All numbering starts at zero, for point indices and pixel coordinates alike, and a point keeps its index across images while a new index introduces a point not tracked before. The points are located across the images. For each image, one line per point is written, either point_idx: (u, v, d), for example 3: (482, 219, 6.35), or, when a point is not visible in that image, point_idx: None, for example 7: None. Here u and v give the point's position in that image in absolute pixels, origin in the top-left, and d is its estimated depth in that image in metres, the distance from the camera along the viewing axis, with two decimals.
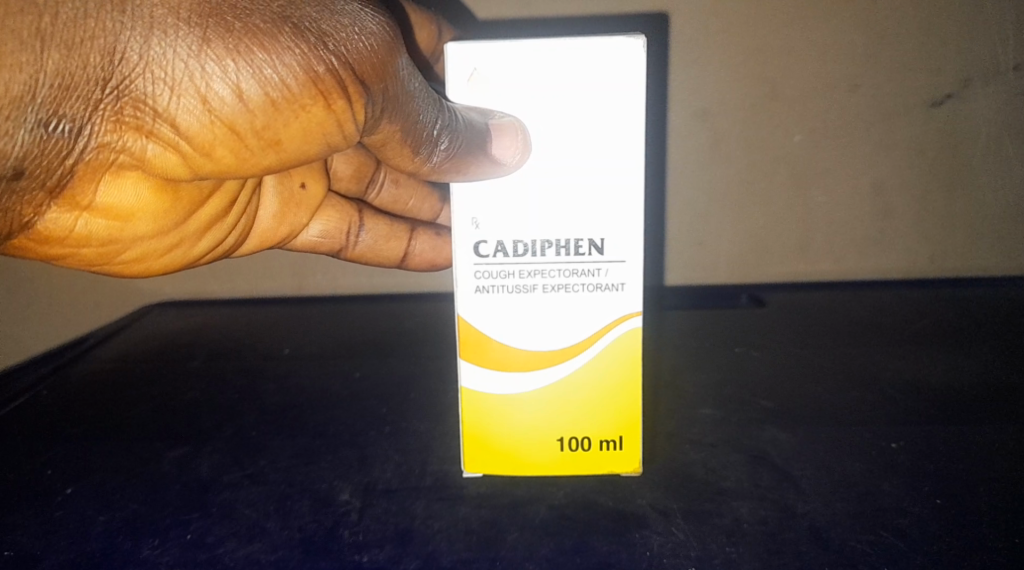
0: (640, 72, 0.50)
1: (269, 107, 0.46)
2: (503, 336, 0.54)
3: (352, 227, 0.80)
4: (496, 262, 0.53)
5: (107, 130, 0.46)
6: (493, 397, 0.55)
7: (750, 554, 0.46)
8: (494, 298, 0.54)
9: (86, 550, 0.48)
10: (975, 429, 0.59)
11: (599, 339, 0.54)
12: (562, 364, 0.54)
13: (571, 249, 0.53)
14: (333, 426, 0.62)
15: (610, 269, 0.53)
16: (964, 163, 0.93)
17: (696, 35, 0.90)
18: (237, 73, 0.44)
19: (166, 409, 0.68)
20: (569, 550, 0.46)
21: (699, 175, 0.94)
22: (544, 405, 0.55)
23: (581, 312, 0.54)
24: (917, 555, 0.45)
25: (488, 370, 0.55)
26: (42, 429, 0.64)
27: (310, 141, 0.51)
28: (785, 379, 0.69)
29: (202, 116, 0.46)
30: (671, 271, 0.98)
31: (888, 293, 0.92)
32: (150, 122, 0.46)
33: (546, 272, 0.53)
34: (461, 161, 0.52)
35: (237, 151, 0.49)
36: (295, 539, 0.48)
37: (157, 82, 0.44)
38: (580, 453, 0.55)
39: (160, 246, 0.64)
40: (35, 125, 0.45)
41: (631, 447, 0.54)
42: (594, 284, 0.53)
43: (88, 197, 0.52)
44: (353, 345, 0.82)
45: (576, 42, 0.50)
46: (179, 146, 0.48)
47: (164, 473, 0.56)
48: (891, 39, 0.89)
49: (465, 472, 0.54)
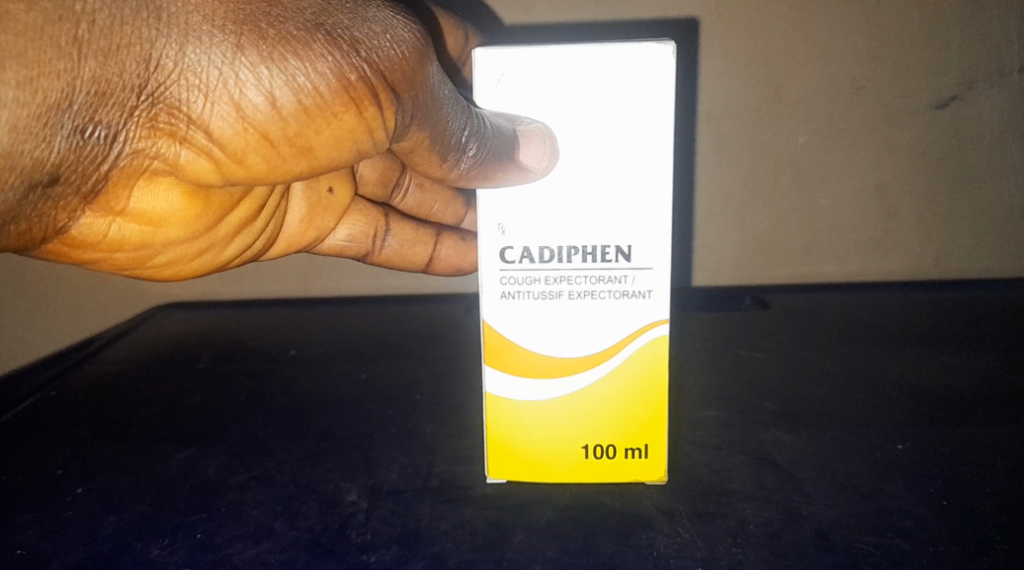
0: (670, 79, 0.50)
1: (302, 114, 0.47)
2: (530, 340, 0.55)
3: (378, 232, 0.80)
4: (522, 268, 0.54)
5: (142, 135, 0.47)
6: (519, 402, 0.55)
7: (755, 555, 0.46)
8: (519, 303, 0.54)
9: (95, 551, 0.48)
10: (979, 431, 0.59)
11: (625, 347, 0.54)
12: (588, 372, 0.54)
13: (598, 256, 0.53)
14: (339, 428, 0.63)
15: (637, 276, 0.53)
16: (969, 165, 0.93)
17: (699, 38, 0.90)
18: (270, 80, 0.45)
19: (173, 410, 0.68)
20: (576, 551, 0.47)
21: (704, 177, 0.94)
22: (570, 411, 0.55)
23: (608, 319, 0.54)
24: (922, 556, 0.45)
25: (514, 375, 0.55)
26: (51, 430, 0.65)
27: (342, 149, 0.51)
28: (788, 381, 0.70)
29: (235, 123, 0.46)
30: (677, 273, 0.98)
31: (892, 295, 0.93)
32: (184, 128, 0.46)
33: (572, 278, 0.53)
34: (487, 167, 0.53)
35: (269, 158, 0.49)
36: (302, 540, 0.48)
37: (191, 89, 0.44)
38: (605, 461, 0.55)
39: (187, 251, 0.65)
40: (71, 132, 0.45)
41: (655, 454, 0.54)
42: (622, 291, 0.54)
43: (121, 203, 0.53)
44: (359, 346, 0.82)
45: (606, 48, 0.50)
46: (212, 153, 0.49)
47: (171, 474, 0.56)
48: (894, 42, 0.89)
49: (488, 478, 0.54)
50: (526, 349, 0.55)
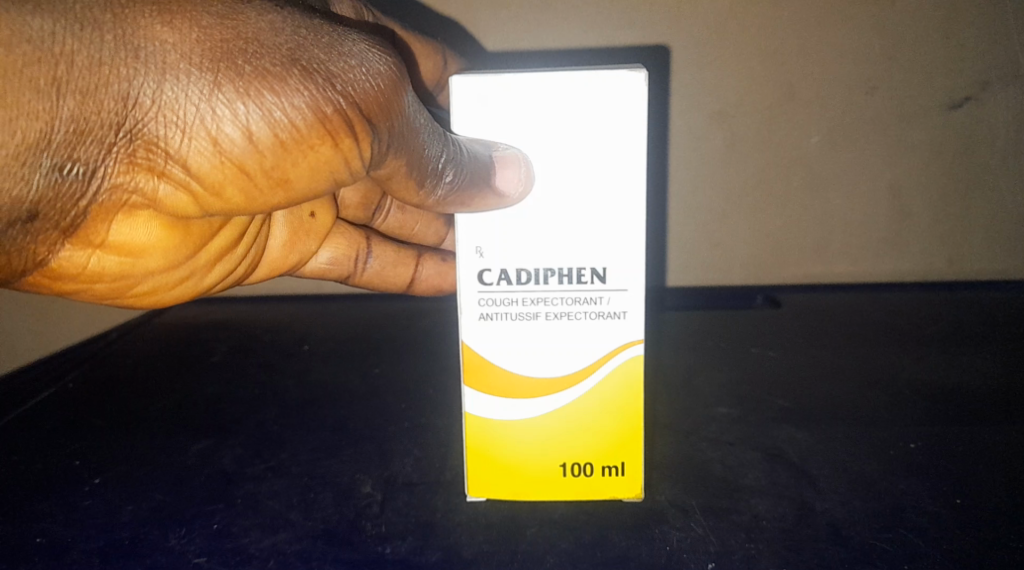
0: (641, 104, 0.50)
1: (278, 148, 0.47)
2: (509, 361, 0.54)
3: (360, 254, 0.80)
4: (498, 290, 0.53)
5: (120, 170, 0.47)
6: (496, 424, 0.54)
7: (768, 550, 0.46)
8: (497, 325, 0.53)
9: (115, 539, 0.49)
10: (989, 429, 0.59)
11: (600, 367, 0.53)
12: (570, 390, 0.53)
13: (573, 277, 0.52)
14: (351, 421, 0.63)
15: (609, 298, 0.53)
16: (981, 166, 0.92)
17: (712, 38, 0.90)
18: (246, 115, 0.45)
19: (188, 402, 0.68)
20: (588, 544, 0.47)
21: (712, 175, 0.95)
22: (547, 431, 0.54)
23: (585, 340, 0.53)
24: (936, 553, 0.45)
25: (492, 396, 0.54)
26: (66, 421, 0.65)
27: (320, 180, 0.51)
28: (800, 379, 0.70)
29: (212, 157, 0.47)
30: (687, 271, 0.98)
31: (902, 295, 0.93)
32: (162, 163, 0.47)
33: (547, 301, 0.53)
34: (466, 194, 0.52)
35: (246, 190, 0.50)
36: (318, 530, 0.49)
37: (169, 126, 0.45)
38: (583, 478, 0.53)
39: (169, 280, 0.65)
40: (50, 169, 0.46)
41: (632, 472, 0.53)
42: (597, 311, 0.53)
43: (100, 236, 0.53)
44: (371, 341, 0.83)
45: (577, 73, 0.50)
46: (189, 187, 0.49)
47: (189, 465, 0.57)
48: (910, 43, 0.89)
49: (468, 496, 0.52)
50: (503, 372, 0.54)
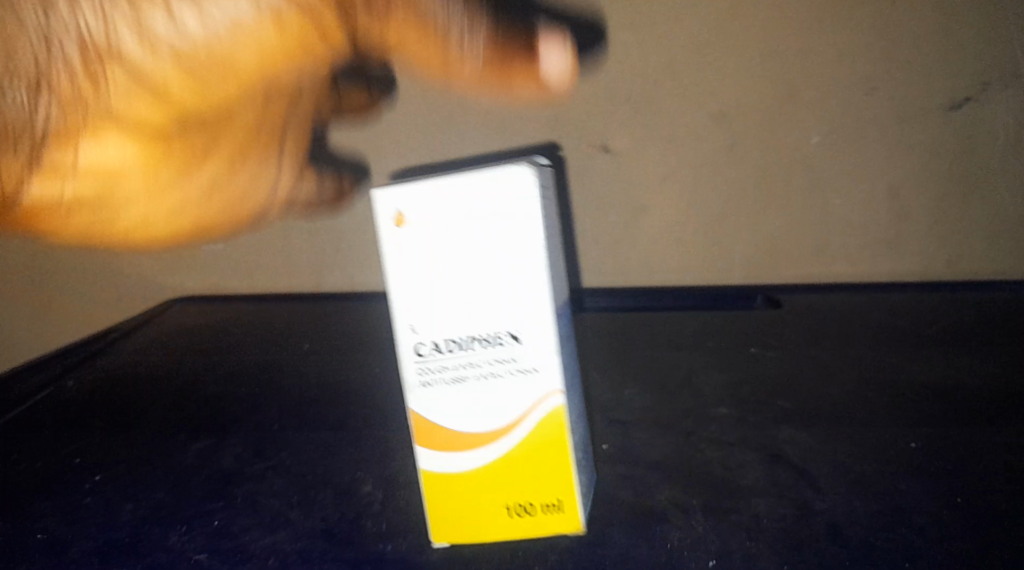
0: (530, 207, 0.45)
1: (229, 32, 0.55)
2: (440, 424, 0.48)
3: None
4: (433, 359, 0.48)
5: (79, 60, 0.56)
6: (434, 480, 0.49)
7: (768, 550, 0.46)
8: (435, 394, 0.48)
9: (115, 537, 0.49)
10: (988, 430, 0.59)
11: (524, 422, 0.47)
12: (501, 438, 0.48)
13: (492, 341, 0.47)
14: (352, 419, 0.63)
15: (532, 351, 0.47)
16: (982, 167, 0.92)
17: (713, 37, 0.89)
18: (181, 8, 0.54)
19: (190, 401, 0.68)
20: (591, 543, 0.48)
21: (714, 175, 0.94)
22: (486, 478, 0.48)
23: (510, 400, 0.48)
24: (934, 553, 0.46)
25: (434, 457, 0.49)
26: (67, 419, 0.65)
27: (274, 66, 0.59)
28: (800, 379, 0.70)
29: (146, 47, 0.56)
30: (688, 271, 0.98)
31: (898, 296, 0.94)
32: (109, 61, 0.56)
33: (472, 363, 0.48)
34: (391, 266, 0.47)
35: (198, 90, 0.60)
36: (319, 529, 0.49)
37: (121, 12, 0.54)
38: (527, 518, 0.48)
39: (167, 192, 0.75)
40: (38, 36, 0.55)
41: (572, 505, 0.48)
42: (519, 368, 0.47)
43: (75, 139, 0.63)
44: (371, 339, 0.83)
45: (477, 174, 0.45)
46: (139, 75, 0.58)
47: (188, 464, 0.57)
48: (909, 44, 0.89)
49: (433, 542, 0.48)
50: (433, 429, 0.49)
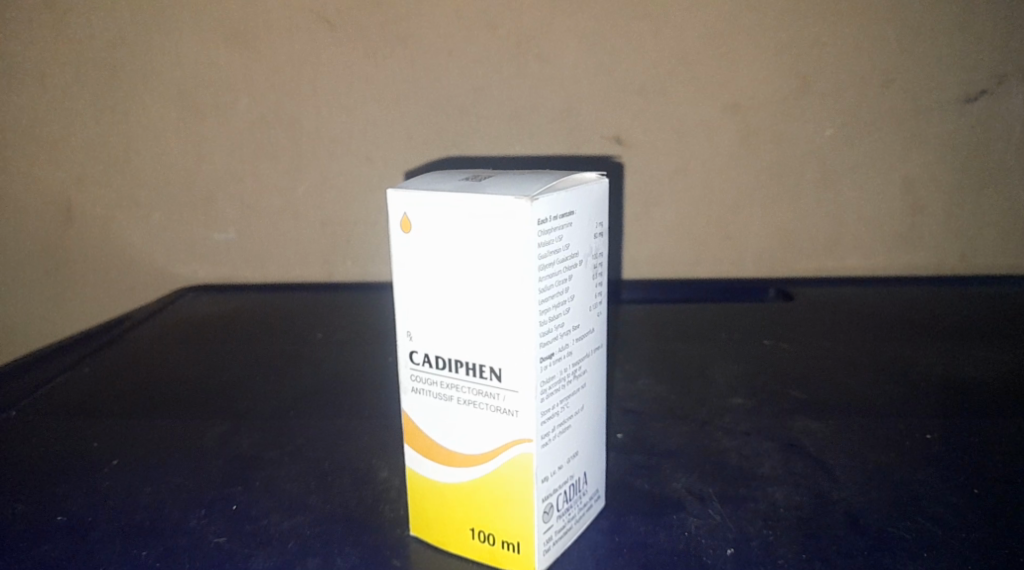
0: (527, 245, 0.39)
1: None
2: (431, 435, 0.45)
3: None
4: (424, 369, 0.44)
5: None
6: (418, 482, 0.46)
7: (788, 537, 0.46)
8: (422, 405, 0.45)
9: (135, 519, 0.49)
10: (1005, 420, 0.59)
11: (500, 455, 0.43)
12: (478, 467, 0.44)
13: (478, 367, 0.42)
14: (367, 406, 0.63)
15: (511, 393, 0.41)
16: (997, 160, 0.93)
17: (730, 28, 0.89)
18: None
19: (204, 388, 0.69)
20: (607, 529, 0.47)
21: (728, 167, 0.94)
22: (464, 498, 0.45)
23: (487, 435, 0.43)
24: (956, 542, 0.45)
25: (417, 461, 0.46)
26: (82, 406, 0.66)
27: None
28: (814, 370, 0.70)
29: None
30: (701, 264, 0.98)
31: (912, 290, 0.93)
32: None
33: (458, 384, 0.43)
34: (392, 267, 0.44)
35: None
36: (337, 513, 0.49)
37: None
38: (490, 547, 0.44)
39: None
40: None
41: (527, 546, 0.43)
42: (499, 407, 0.42)
43: None
44: (384, 329, 0.83)
45: (478, 193, 0.39)
46: None
47: (206, 449, 0.57)
48: (927, 36, 0.88)
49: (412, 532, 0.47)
50: (425, 438, 0.46)
